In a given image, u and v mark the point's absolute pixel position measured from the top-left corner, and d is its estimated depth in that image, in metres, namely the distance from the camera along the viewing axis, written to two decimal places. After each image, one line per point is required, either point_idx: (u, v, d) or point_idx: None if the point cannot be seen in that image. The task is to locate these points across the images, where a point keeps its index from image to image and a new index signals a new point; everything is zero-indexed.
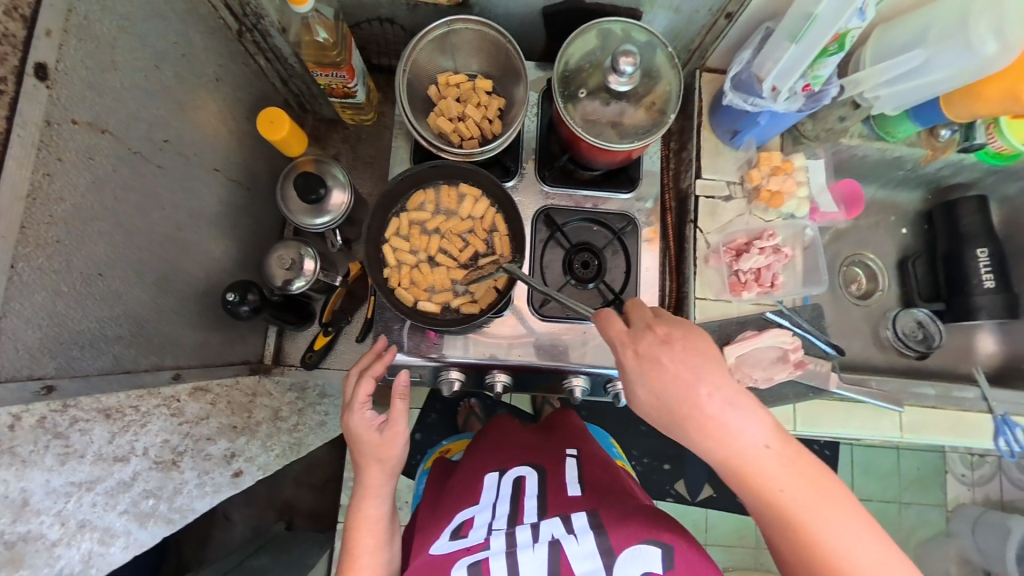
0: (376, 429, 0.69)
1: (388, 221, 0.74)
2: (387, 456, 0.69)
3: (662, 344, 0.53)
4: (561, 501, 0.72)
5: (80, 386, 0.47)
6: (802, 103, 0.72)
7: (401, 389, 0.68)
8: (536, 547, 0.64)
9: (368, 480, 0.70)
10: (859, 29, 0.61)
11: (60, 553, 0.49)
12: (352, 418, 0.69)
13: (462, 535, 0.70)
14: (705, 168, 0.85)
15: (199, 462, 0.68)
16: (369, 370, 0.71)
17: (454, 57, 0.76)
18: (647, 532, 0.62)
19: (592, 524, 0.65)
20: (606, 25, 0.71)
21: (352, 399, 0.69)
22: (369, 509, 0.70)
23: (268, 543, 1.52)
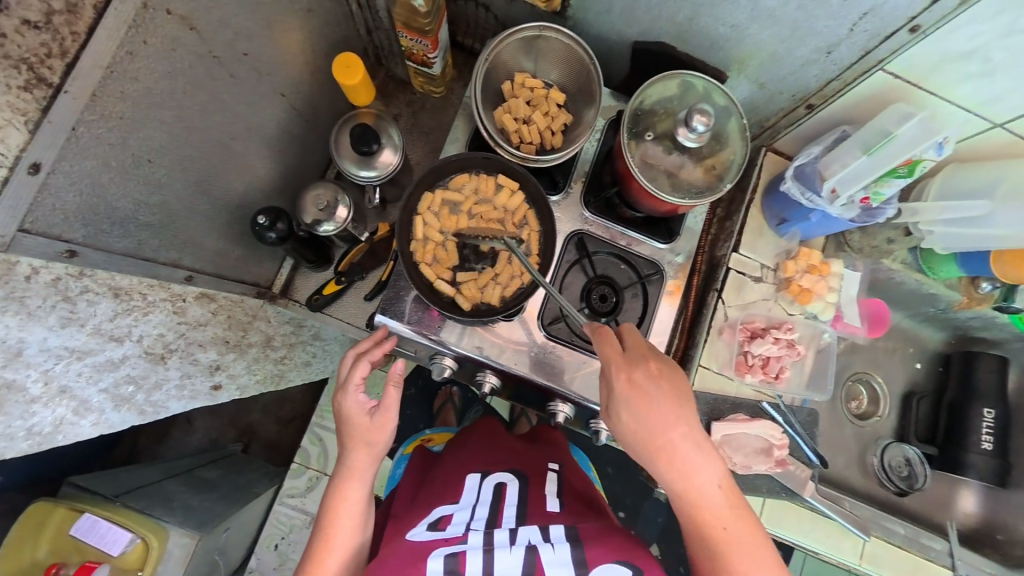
0: (368, 412, 0.73)
1: (424, 194, 0.74)
2: (376, 438, 0.72)
3: (653, 377, 0.55)
4: (539, 510, 0.74)
5: (101, 259, 0.48)
6: (857, 214, 0.72)
7: (396, 376, 0.71)
8: (513, 549, 0.66)
9: (353, 461, 0.73)
10: (931, 162, 0.63)
11: (37, 411, 0.49)
12: (347, 399, 0.72)
13: (439, 528, 0.71)
14: (743, 243, 0.85)
15: (185, 364, 0.68)
16: (368, 356, 0.75)
17: (537, 61, 0.77)
18: (621, 554, 0.65)
19: (569, 536, 0.68)
20: (690, 79, 0.73)
21: (348, 381, 0.72)
22: (350, 492, 0.73)
23: (219, 459, 1.55)
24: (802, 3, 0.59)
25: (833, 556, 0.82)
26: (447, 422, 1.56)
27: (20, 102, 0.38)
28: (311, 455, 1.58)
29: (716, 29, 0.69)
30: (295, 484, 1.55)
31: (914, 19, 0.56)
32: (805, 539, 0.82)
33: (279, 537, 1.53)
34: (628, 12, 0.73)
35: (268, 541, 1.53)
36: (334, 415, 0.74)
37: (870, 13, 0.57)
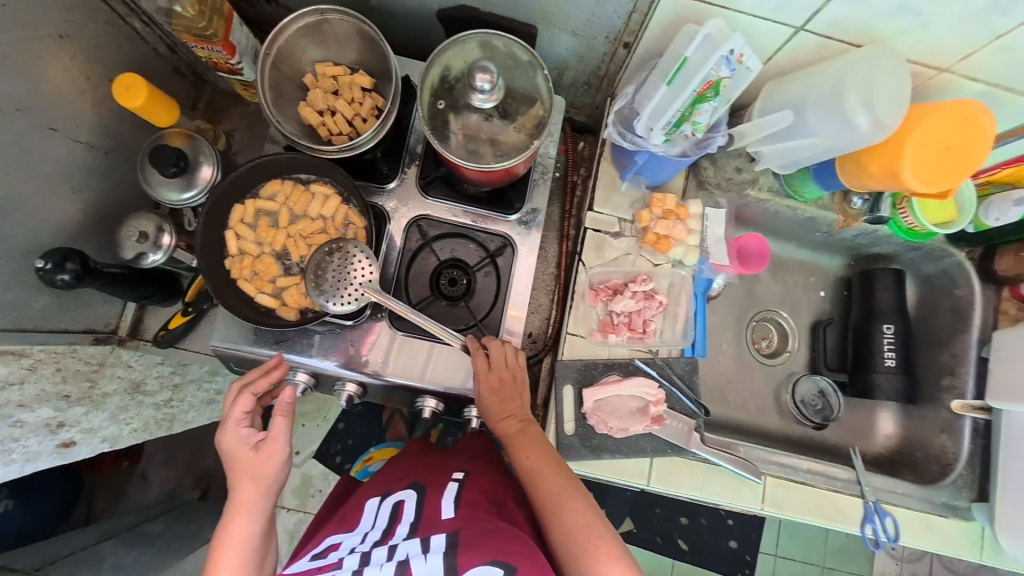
0: (253, 444, 0.65)
1: (233, 207, 0.70)
2: (263, 472, 0.64)
3: (492, 375, 0.69)
4: (430, 520, 0.68)
5: None
6: (684, 147, 0.69)
7: (284, 405, 0.65)
8: (384, 565, 0.61)
9: (241, 496, 0.64)
10: (730, 81, 0.61)
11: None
12: (227, 434, 0.65)
13: (323, 556, 0.67)
14: (597, 201, 0.82)
15: (3, 428, 0.65)
16: (251, 385, 0.68)
17: (335, 48, 0.73)
18: (496, 554, 0.58)
19: (447, 543, 0.62)
20: (486, 38, 0.69)
21: (226, 416, 0.66)
22: (236, 536, 0.62)
23: (170, 510, 1.52)
24: None
25: (736, 506, 0.77)
26: (397, 434, 1.54)
27: None
28: None
29: None
30: None
31: None
32: (702, 494, 0.76)
33: None
34: None
35: None
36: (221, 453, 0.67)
37: None
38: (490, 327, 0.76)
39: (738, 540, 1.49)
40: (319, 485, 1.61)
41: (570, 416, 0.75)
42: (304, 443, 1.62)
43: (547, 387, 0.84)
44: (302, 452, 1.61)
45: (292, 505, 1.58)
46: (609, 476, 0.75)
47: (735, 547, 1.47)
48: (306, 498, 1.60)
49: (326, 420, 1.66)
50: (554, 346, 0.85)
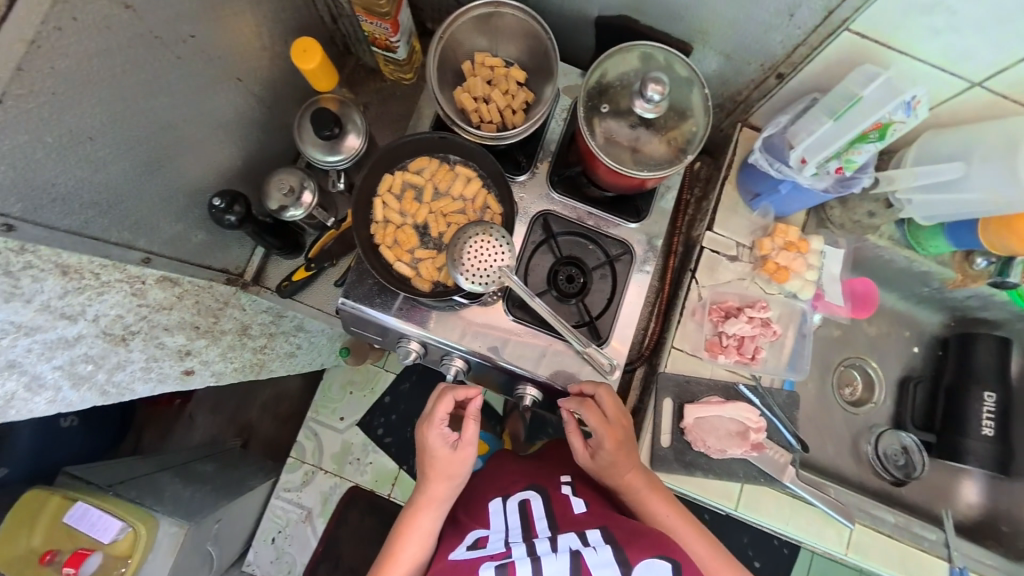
0: (449, 446, 0.74)
1: (384, 176, 0.73)
2: (454, 473, 0.74)
3: (610, 426, 0.69)
4: (567, 516, 0.73)
5: (40, 234, 0.49)
6: (830, 183, 0.69)
7: (476, 413, 0.71)
8: (558, 555, 0.65)
9: (432, 493, 0.75)
10: (902, 125, 0.60)
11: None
12: (428, 434, 0.73)
13: (480, 547, 0.71)
14: (717, 222, 0.83)
15: (149, 347, 0.70)
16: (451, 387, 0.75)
17: (496, 40, 0.76)
18: (658, 550, 0.66)
19: (607, 538, 0.67)
20: (649, 50, 0.71)
21: (431, 416, 0.73)
22: (426, 520, 0.75)
23: (216, 454, 1.58)
24: None
25: (818, 545, 0.77)
26: None
27: None
28: (307, 450, 1.60)
29: None
30: (291, 479, 1.58)
31: None
32: (787, 526, 0.76)
33: (276, 531, 1.55)
34: None
35: (265, 535, 1.55)
36: (418, 446, 0.75)
37: None
38: (601, 328, 0.77)
39: None
40: (358, 454, 1.61)
41: (668, 428, 0.77)
42: (350, 411, 1.64)
43: (639, 397, 0.85)
44: (346, 419, 1.64)
45: (330, 469, 1.60)
46: (699, 494, 0.77)
47: None
48: (343, 464, 1.61)
49: (374, 392, 1.67)
50: (648, 357, 0.85)
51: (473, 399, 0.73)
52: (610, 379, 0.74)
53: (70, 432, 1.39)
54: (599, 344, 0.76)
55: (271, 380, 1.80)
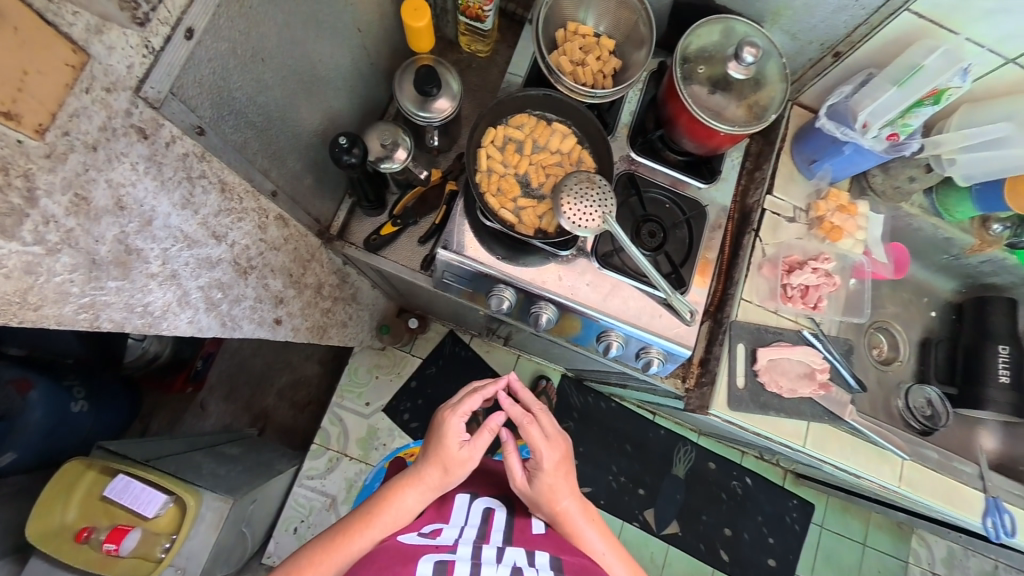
0: (459, 441, 0.73)
1: (488, 129, 0.78)
2: (452, 473, 0.73)
3: (549, 446, 0.74)
4: (524, 536, 0.76)
5: (219, 144, 0.51)
6: (885, 147, 0.79)
7: (496, 425, 0.73)
8: (499, 566, 0.67)
9: (423, 475, 0.73)
10: (956, 91, 0.70)
11: (153, 288, 0.51)
12: (449, 422, 0.73)
13: (431, 537, 0.73)
14: (777, 187, 0.91)
15: (259, 286, 0.70)
16: (482, 390, 0.76)
17: (588, 12, 0.82)
18: None
19: (554, 566, 0.69)
20: (733, 23, 0.77)
21: (458, 404, 0.74)
22: (407, 499, 0.73)
23: (239, 438, 1.50)
24: None
25: (875, 480, 0.86)
26: None
27: None
28: (331, 436, 1.57)
29: None
30: (315, 466, 1.54)
31: None
32: (847, 462, 0.85)
33: (299, 520, 1.50)
34: None
35: (287, 524, 1.49)
36: (431, 427, 0.75)
37: None
38: (683, 277, 0.83)
39: (776, 558, 1.60)
40: (384, 439, 1.58)
41: (742, 371, 0.85)
42: (376, 395, 1.61)
43: (705, 348, 0.92)
44: (372, 404, 1.61)
45: (355, 455, 1.56)
46: (772, 434, 0.84)
47: (774, 564, 1.59)
48: (369, 450, 1.58)
49: (400, 376, 1.63)
50: (713, 313, 0.92)
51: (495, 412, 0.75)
52: (691, 324, 0.81)
53: (88, 417, 1.31)
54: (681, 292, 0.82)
55: (288, 365, 1.73)
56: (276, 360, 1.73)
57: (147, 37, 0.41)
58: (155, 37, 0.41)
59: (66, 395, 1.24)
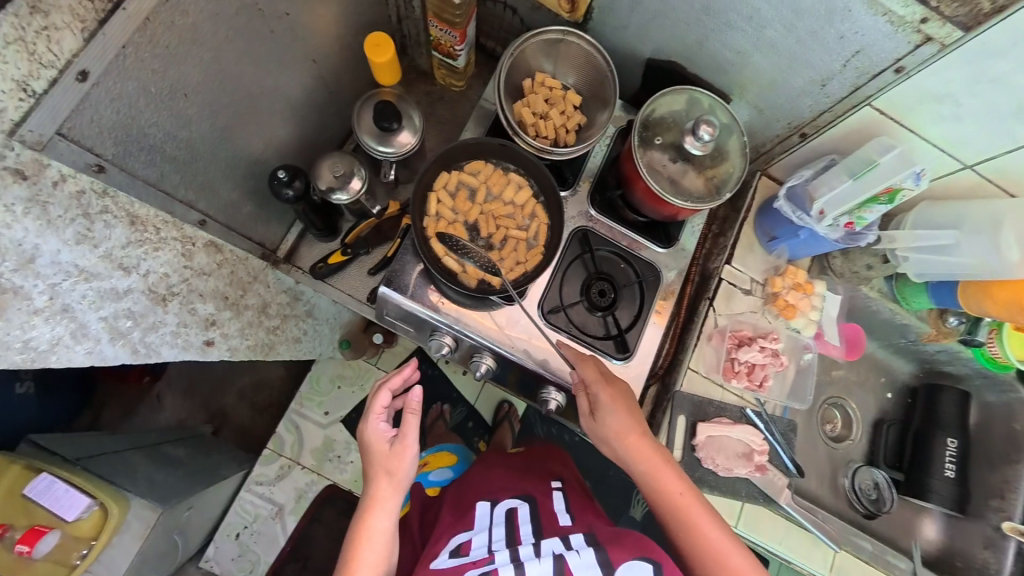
0: (388, 440, 0.69)
1: (440, 172, 0.76)
2: (397, 472, 0.67)
3: (609, 382, 0.74)
4: (552, 523, 0.74)
5: (124, 181, 0.53)
6: (841, 235, 0.81)
7: (416, 403, 0.67)
8: (541, 560, 0.64)
9: (375, 492, 0.68)
10: (909, 192, 0.72)
11: (36, 324, 0.50)
12: (368, 427, 0.69)
13: (462, 554, 0.70)
14: (735, 257, 0.90)
15: (184, 310, 0.67)
16: (388, 383, 0.71)
17: (557, 64, 0.81)
18: (639, 551, 0.66)
19: (590, 543, 0.68)
20: (696, 95, 0.77)
21: (367, 410, 0.70)
22: (375, 524, 0.67)
23: (189, 437, 1.46)
24: (801, 36, 0.65)
25: (806, 566, 0.85)
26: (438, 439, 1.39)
27: (82, 10, 0.44)
28: (285, 442, 1.50)
29: (722, 53, 0.74)
30: (265, 472, 1.48)
31: (899, 60, 0.62)
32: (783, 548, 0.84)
33: (242, 527, 1.46)
34: (645, 29, 0.77)
35: (229, 530, 1.45)
36: (357, 445, 0.71)
37: (860, 53, 0.64)
38: (628, 341, 0.81)
39: None
40: (339, 451, 1.51)
41: (680, 444, 0.83)
42: (336, 405, 1.53)
43: (651, 413, 0.91)
44: (331, 414, 1.53)
45: (309, 465, 1.50)
46: None
47: None
48: (323, 461, 1.51)
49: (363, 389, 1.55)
50: (662, 376, 0.90)
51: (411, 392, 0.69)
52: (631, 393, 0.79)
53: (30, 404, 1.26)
54: (623, 357, 0.80)
55: (251, 366, 1.68)
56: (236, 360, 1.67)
57: (25, 80, 0.42)
58: (37, 80, 0.43)
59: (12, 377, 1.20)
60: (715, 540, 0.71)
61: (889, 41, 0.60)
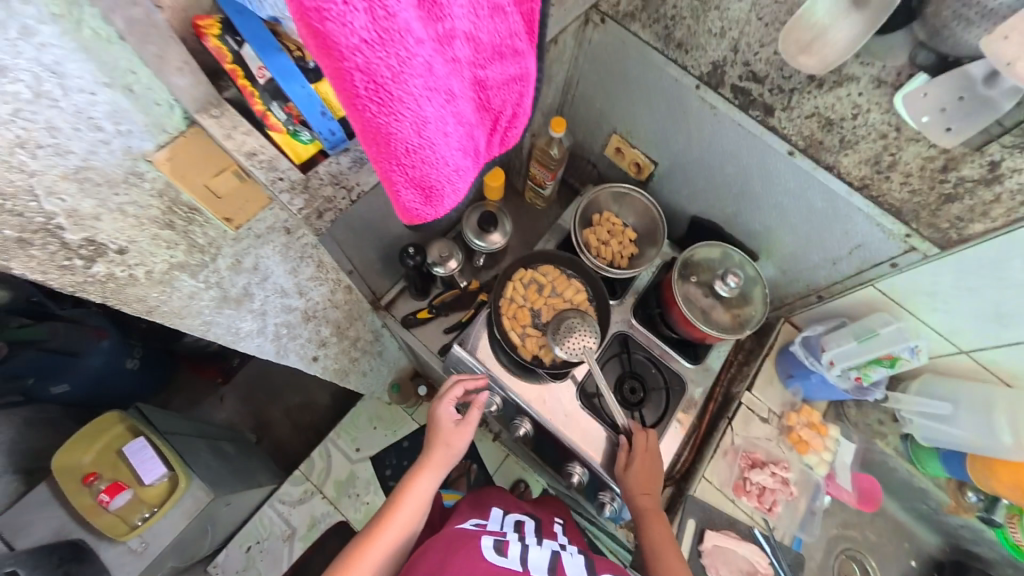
0: (453, 421, 0.90)
1: (519, 268, 0.98)
2: (455, 445, 0.89)
3: (646, 452, 0.87)
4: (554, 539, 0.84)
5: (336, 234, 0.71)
6: (849, 387, 0.95)
7: (484, 400, 0.89)
8: (543, 549, 0.75)
9: (431, 457, 0.88)
10: (906, 361, 0.87)
11: (252, 317, 0.73)
12: (439, 407, 0.89)
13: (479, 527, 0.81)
14: (756, 386, 1.03)
15: (313, 329, 0.91)
16: (464, 380, 0.91)
17: (621, 208, 1.07)
18: None
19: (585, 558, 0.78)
20: (729, 250, 0.98)
21: (442, 394, 0.91)
22: (423, 482, 0.86)
23: (238, 439, 1.63)
24: (814, 226, 0.86)
25: None
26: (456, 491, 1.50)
27: None
28: (315, 467, 1.63)
29: (753, 224, 0.96)
30: (290, 491, 1.60)
31: (894, 258, 0.80)
32: None
33: (255, 539, 1.55)
34: (694, 196, 1.02)
35: (244, 539, 1.55)
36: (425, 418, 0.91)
37: (861, 246, 0.82)
38: None
39: None
40: (359, 488, 1.62)
41: (688, 550, 0.89)
42: (368, 443, 1.66)
43: (663, 513, 0.97)
44: (362, 451, 1.66)
45: (329, 495, 1.61)
46: None
47: None
48: (343, 494, 1.62)
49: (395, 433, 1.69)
50: (677, 480, 0.98)
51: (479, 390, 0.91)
52: None
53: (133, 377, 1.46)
54: None
55: (304, 388, 1.86)
56: (294, 378, 1.87)
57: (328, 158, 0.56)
58: None
59: (125, 353, 1.38)
60: None
61: (883, 243, 0.79)
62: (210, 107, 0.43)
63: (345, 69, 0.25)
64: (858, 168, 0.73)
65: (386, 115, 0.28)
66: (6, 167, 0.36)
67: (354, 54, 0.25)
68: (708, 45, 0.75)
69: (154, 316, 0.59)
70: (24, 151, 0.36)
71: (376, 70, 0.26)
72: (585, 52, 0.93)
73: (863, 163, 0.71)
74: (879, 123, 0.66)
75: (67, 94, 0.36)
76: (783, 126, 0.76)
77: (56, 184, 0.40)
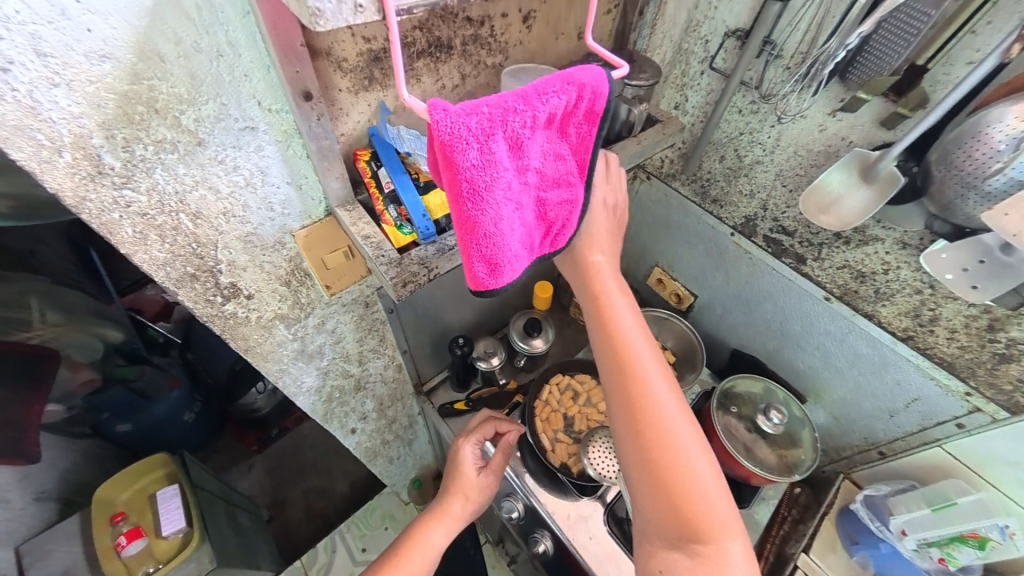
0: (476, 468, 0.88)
1: (557, 373, 1.02)
2: (475, 496, 0.86)
3: (608, 193, 0.57)
4: None
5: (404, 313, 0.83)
6: (931, 565, 0.79)
7: (509, 445, 0.88)
8: None
9: (450, 506, 0.85)
10: (1002, 547, 0.72)
11: (314, 375, 0.83)
12: (464, 449, 0.88)
13: None
14: (814, 548, 0.90)
15: (359, 398, 0.98)
16: (496, 421, 0.93)
17: (661, 331, 1.12)
18: None
19: None
20: (772, 386, 0.96)
21: (471, 434, 0.90)
22: (436, 531, 0.82)
23: (253, 512, 1.60)
24: (862, 372, 0.85)
25: None
26: None
27: None
28: (316, 561, 1.53)
29: (796, 363, 0.96)
30: None
31: (958, 417, 0.75)
32: None
33: None
34: (734, 330, 1.06)
35: None
36: (450, 459, 0.89)
37: (919, 400, 0.79)
38: None
39: None
40: None
41: None
42: (374, 545, 1.56)
43: None
44: (367, 553, 1.55)
45: None
46: None
47: None
48: None
49: None
50: None
51: (508, 432, 0.91)
52: None
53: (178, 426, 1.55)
54: None
55: (326, 471, 1.85)
56: (321, 459, 1.87)
57: None
58: None
59: (185, 404, 1.49)
60: (693, 501, 0.51)
61: (943, 400, 0.75)
62: (347, 204, 0.60)
63: (457, 178, 0.36)
64: (898, 318, 0.76)
65: (478, 212, 0.39)
66: (209, 225, 0.51)
67: (466, 170, 0.36)
68: (740, 202, 0.90)
69: (247, 354, 0.69)
70: (223, 217, 0.52)
71: (478, 181, 0.37)
72: (632, 201, 1.11)
73: (903, 315, 0.76)
74: (912, 280, 0.72)
75: (264, 185, 0.52)
76: (815, 272, 0.84)
77: (230, 242, 0.55)
